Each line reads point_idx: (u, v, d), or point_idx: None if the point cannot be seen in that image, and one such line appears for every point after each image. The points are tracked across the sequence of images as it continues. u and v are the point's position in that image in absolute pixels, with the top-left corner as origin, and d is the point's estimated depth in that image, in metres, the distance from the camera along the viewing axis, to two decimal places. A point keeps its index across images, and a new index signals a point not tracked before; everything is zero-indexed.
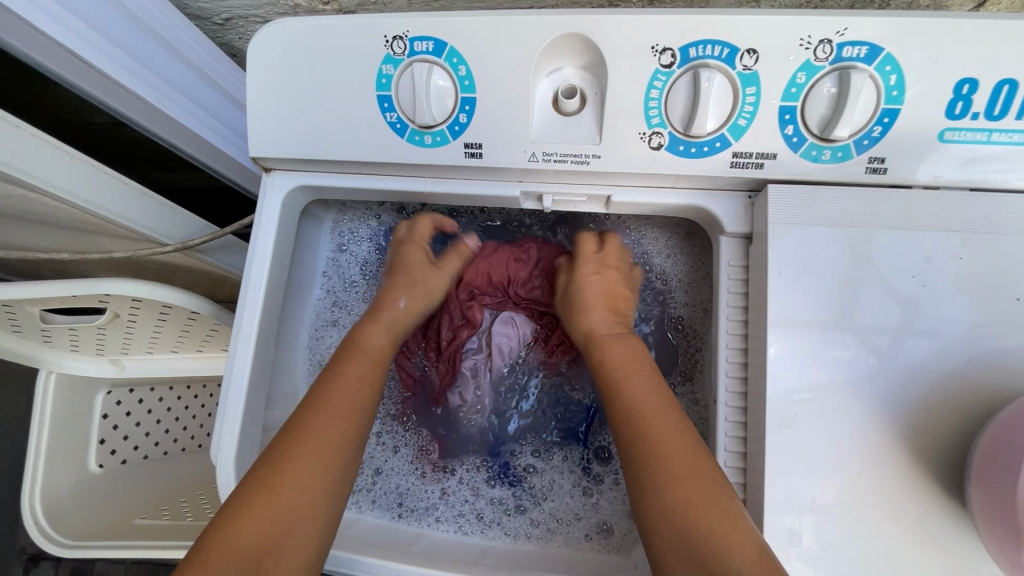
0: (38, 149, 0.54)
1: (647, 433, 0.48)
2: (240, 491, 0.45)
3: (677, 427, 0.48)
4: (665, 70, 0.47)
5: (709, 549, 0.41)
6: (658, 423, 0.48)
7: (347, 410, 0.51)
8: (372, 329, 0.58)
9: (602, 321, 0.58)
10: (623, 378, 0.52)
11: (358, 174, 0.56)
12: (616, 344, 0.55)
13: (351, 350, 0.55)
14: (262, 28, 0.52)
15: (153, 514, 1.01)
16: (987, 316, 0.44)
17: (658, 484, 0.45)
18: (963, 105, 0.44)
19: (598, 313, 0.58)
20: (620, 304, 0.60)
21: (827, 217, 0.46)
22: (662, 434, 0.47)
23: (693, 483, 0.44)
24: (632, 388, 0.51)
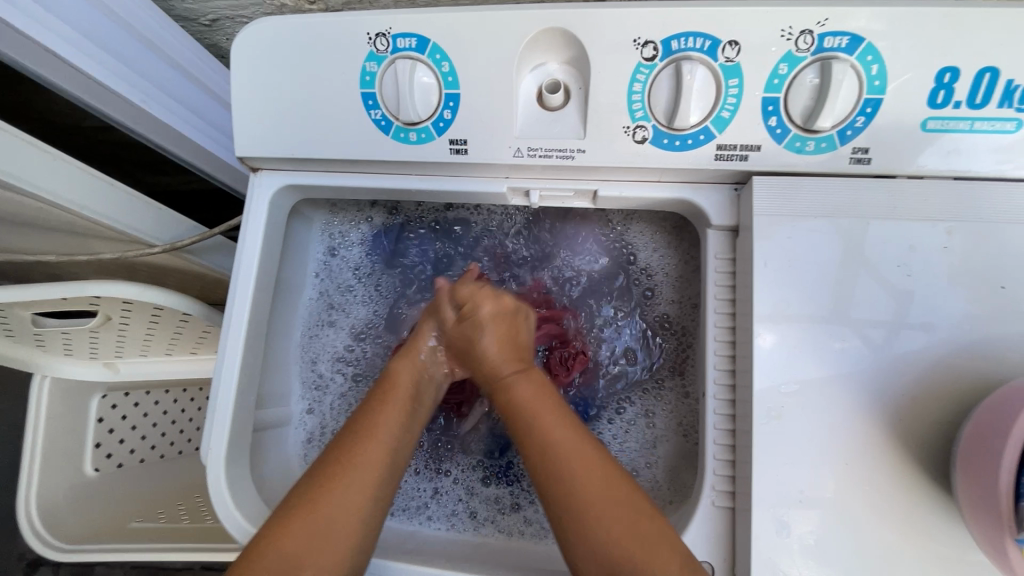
0: (17, 147, 0.54)
1: (563, 475, 0.47)
2: (290, 499, 0.48)
3: (587, 462, 0.47)
4: (648, 64, 0.47)
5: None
6: (578, 461, 0.47)
7: (394, 436, 0.52)
8: (408, 367, 0.57)
9: (502, 356, 0.55)
10: (536, 413, 0.50)
11: (344, 172, 0.56)
12: (523, 382, 0.53)
13: (388, 381, 0.56)
14: (245, 27, 0.52)
15: (149, 516, 1.00)
16: (972, 304, 0.44)
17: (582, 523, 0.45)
18: (945, 94, 0.44)
19: (491, 340, 0.55)
20: (513, 321, 0.57)
21: (813, 209, 0.46)
22: (581, 468, 0.47)
23: (615, 513, 0.45)
24: (547, 427, 0.49)
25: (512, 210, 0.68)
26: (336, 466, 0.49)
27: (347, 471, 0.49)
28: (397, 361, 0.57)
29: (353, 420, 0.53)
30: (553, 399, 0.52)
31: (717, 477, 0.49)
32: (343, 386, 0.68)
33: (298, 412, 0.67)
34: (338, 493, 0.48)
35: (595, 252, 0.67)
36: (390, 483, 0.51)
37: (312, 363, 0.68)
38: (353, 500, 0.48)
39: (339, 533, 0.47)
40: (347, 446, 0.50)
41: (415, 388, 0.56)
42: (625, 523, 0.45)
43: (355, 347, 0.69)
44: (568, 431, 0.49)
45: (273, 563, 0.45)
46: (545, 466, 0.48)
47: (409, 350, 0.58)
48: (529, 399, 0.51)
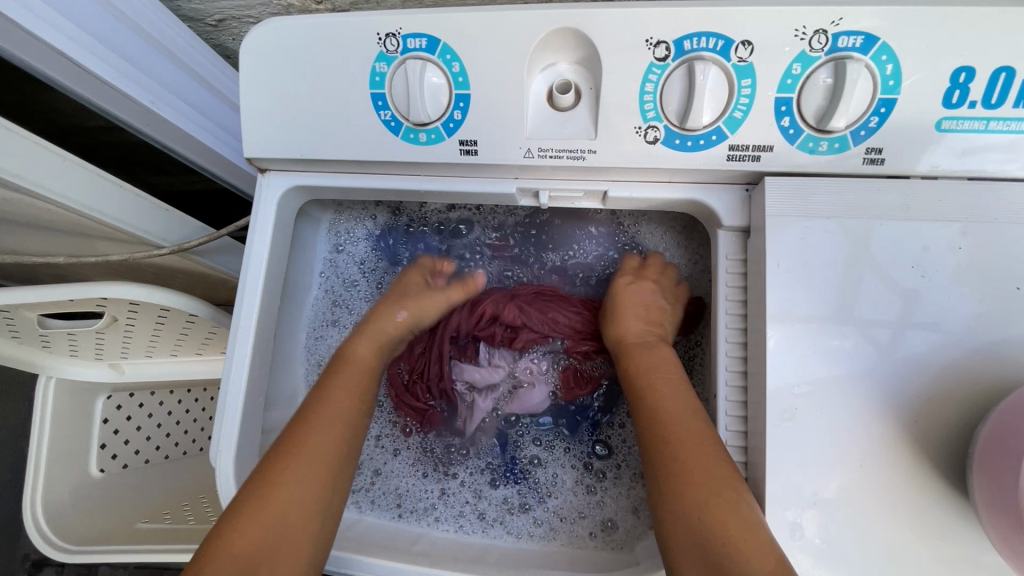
0: (25, 149, 0.54)
1: (671, 440, 0.48)
2: (241, 497, 0.47)
3: (702, 435, 0.48)
4: (660, 64, 0.46)
5: (729, 555, 0.41)
6: (688, 429, 0.48)
7: (345, 422, 0.53)
8: (362, 344, 0.59)
9: (637, 331, 0.57)
10: (652, 380, 0.53)
11: (353, 173, 0.56)
12: (648, 352, 0.55)
13: (343, 359, 0.58)
14: (254, 28, 0.51)
15: (155, 517, 0.98)
16: (986, 305, 0.44)
17: (677, 485, 0.46)
18: (959, 94, 0.44)
19: (631, 325, 0.57)
20: (655, 308, 0.58)
21: (825, 209, 0.46)
22: (688, 435, 0.48)
23: (713, 482, 0.44)
24: (661, 396, 0.51)
25: (514, 210, 0.68)
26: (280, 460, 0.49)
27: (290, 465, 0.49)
28: (354, 337, 0.60)
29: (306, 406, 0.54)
30: (682, 377, 0.53)
31: None
32: None
33: None
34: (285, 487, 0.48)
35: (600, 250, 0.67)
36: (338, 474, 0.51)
37: (317, 364, 0.68)
38: (301, 491, 0.48)
39: (294, 526, 0.47)
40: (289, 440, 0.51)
41: (369, 365, 0.58)
42: (724, 501, 0.43)
43: None
44: (685, 402, 0.50)
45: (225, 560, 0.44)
46: (660, 427, 0.49)
47: (364, 328, 0.60)
48: (655, 364, 0.54)
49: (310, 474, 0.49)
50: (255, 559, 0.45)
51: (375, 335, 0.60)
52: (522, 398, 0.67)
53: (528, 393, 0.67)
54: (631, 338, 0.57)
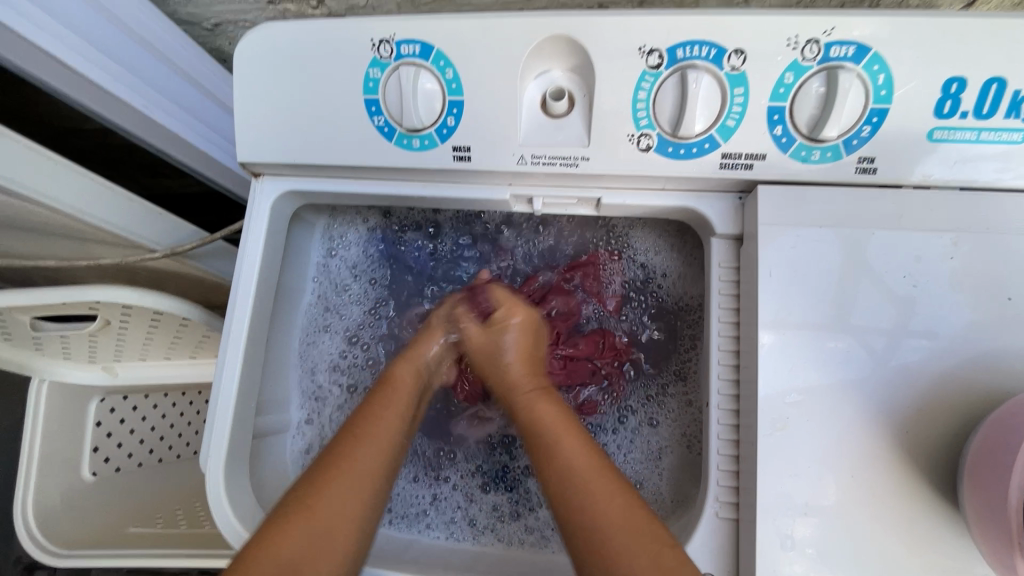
0: (17, 154, 0.54)
1: (585, 501, 0.43)
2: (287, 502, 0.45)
3: (607, 482, 0.44)
4: (653, 72, 0.46)
5: None
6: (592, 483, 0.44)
7: (392, 439, 0.51)
8: (408, 368, 0.56)
9: (520, 366, 0.55)
10: (555, 431, 0.48)
11: (347, 179, 0.56)
12: (542, 401, 0.52)
13: (388, 382, 0.54)
14: (248, 33, 0.51)
15: (146, 522, 0.98)
16: (978, 314, 0.44)
17: (609, 547, 0.41)
18: (951, 105, 0.44)
19: (513, 348, 0.56)
20: (536, 342, 0.58)
21: (818, 218, 0.46)
22: (598, 499, 0.43)
23: (626, 530, 0.41)
24: (566, 448, 0.46)
25: (514, 216, 0.68)
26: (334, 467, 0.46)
27: (343, 475, 0.46)
28: (398, 363, 0.56)
29: (350, 420, 0.51)
30: (564, 416, 0.50)
31: (721, 487, 0.49)
32: (340, 397, 0.68)
33: (297, 420, 0.66)
34: (339, 494, 0.45)
35: (583, 246, 0.67)
36: (384, 487, 0.49)
37: (310, 371, 0.68)
38: (348, 505, 0.45)
39: (338, 536, 0.44)
40: (346, 450, 0.48)
41: (414, 393, 0.55)
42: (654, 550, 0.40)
43: (349, 354, 0.69)
44: (587, 456, 0.45)
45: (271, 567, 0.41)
46: (563, 493, 0.44)
47: (411, 353, 0.57)
48: (546, 414, 0.50)
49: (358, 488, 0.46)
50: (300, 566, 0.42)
51: (418, 362, 0.57)
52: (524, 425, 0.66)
53: None
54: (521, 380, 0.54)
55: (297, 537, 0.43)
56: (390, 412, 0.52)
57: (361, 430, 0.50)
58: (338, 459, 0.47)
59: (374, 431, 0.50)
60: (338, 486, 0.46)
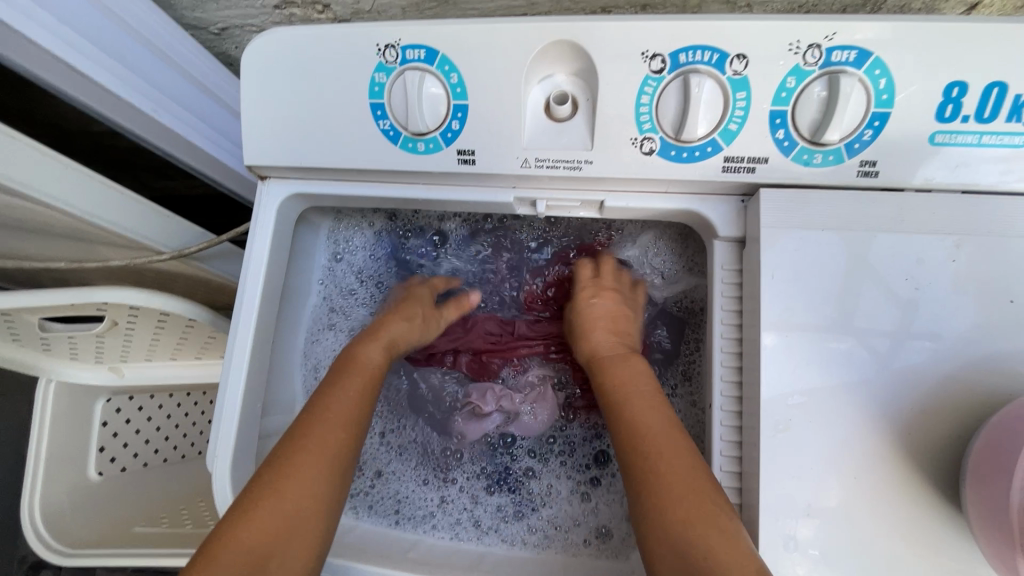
0: (29, 157, 0.55)
1: (649, 452, 0.48)
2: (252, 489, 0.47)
3: (676, 440, 0.48)
4: (655, 76, 0.47)
5: (704, 562, 0.41)
6: (660, 436, 0.49)
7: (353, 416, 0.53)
8: (369, 347, 0.59)
9: (604, 337, 0.58)
10: (627, 394, 0.53)
11: (352, 182, 0.56)
12: (624, 363, 0.56)
13: (349, 360, 0.57)
14: (255, 37, 0.52)
15: (152, 522, 1.00)
16: (980, 317, 0.44)
17: (665, 492, 0.45)
18: (953, 109, 0.44)
19: (597, 322, 0.59)
20: (619, 319, 0.59)
21: (820, 221, 0.46)
22: (662, 448, 0.48)
23: (683, 487, 0.45)
24: (637, 408, 0.51)
25: (518, 219, 0.68)
26: (295, 456, 0.49)
27: (302, 459, 0.49)
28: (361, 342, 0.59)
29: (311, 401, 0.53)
30: (649, 381, 0.54)
31: (723, 488, 0.49)
32: None
33: None
34: (301, 481, 0.48)
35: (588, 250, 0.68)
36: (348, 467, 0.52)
37: (315, 371, 0.68)
38: (309, 486, 0.48)
39: (301, 519, 0.47)
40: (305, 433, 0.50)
41: (378, 371, 0.58)
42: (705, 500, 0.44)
43: None
44: (660, 416, 0.50)
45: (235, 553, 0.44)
46: (633, 444, 0.49)
47: (375, 333, 0.60)
48: (621, 377, 0.54)
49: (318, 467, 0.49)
50: (265, 553, 0.45)
51: (385, 339, 0.60)
52: (520, 422, 0.67)
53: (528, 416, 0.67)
54: (600, 352, 0.58)
55: (261, 528, 0.45)
56: (349, 392, 0.54)
57: (319, 412, 0.52)
58: (299, 448, 0.49)
59: (331, 412, 0.52)
60: (301, 471, 0.48)
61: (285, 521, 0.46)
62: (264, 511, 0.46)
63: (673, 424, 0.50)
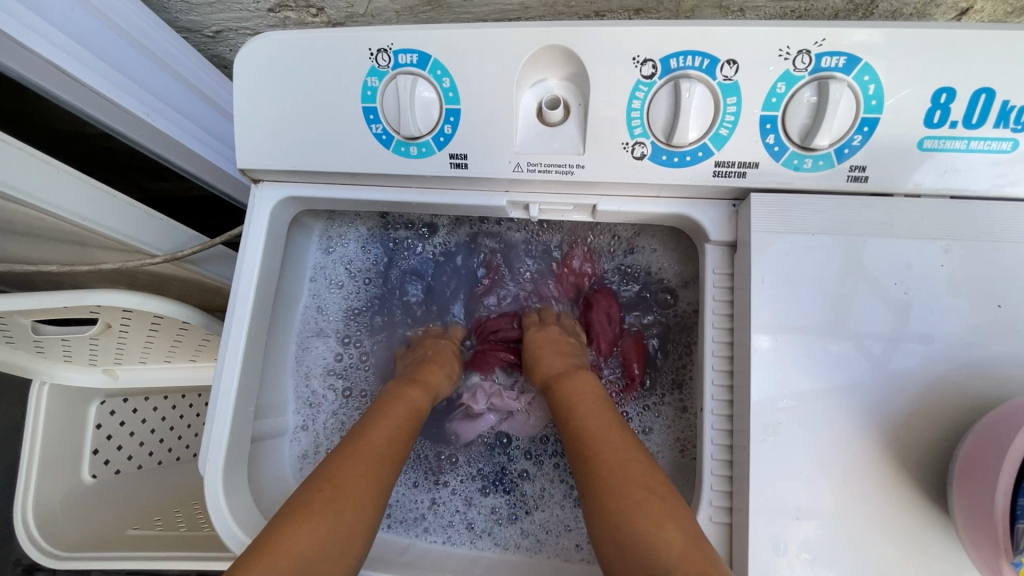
0: (23, 162, 0.55)
1: (595, 453, 0.49)
2: (302, 500, 0.47)
3: (619, 441, 0.50)
4: (647, 81, 0.47)
5: (641, 548, 0.42)
6: (605, 435, 0.51)
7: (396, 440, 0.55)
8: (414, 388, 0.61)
9: (554, 362, 0.62)
10: (574, 403, 0.56)
11: (344, 185, 0.57)
12: (579, 376, 0.59)
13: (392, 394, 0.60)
14: (247, 42, 0.52)
15: (145, 524, 0.98)
16: (968, 321, 0.44)
17: (609, 484, 0.47)
18: (941, 114, 0.45)
19: (546, 349, 0.64)
20: (567, 344, 0.64)
21: (810, 226, 0.47)
22: (606, 446, 0.50)
23: (641, 489, 0.46)
24: (582, 416, 0.54)
25: (516, 220, 0.68)
26: (349, 472, 0.50)
27: (355, 476, 0.50)
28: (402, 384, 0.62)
29: (357, 425, 0.55)
30: (597, 393, 0.57)
31: (714, 491, 0.49)
32: (335, 403, 0.69)
33: (292, 426, 0.67)
34: (357, 496, 0.49)
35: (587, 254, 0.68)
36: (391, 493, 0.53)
37: (305, 375, 0.68)
38: (362, 503, 0.49)
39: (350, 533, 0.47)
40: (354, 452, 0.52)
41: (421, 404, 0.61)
42: (645, 492, 0.46)
43: (344, 357, 0.70)
44: (602, 419, 0.53)
45: (287, 560, 0.43)
46: (579, 448, 0.51)
47: (421, 378, 0.63)
48: (573, 393, 0.57)
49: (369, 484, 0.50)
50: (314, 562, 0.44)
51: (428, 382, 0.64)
52: (517, 422, 0.68)
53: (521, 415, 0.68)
54: (550, 375, 0.61)
55: (314, 532, 0.45)
56: (399, 420, 0.57)
57: (371, 433, 0.54)
58: (355, 464, 0.50)
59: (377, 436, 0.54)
60: (358, 488, 0.49)
61: (339, 532, 0.46)
62: (321, 520, 0.46)
63: (617, 426, 0.52)
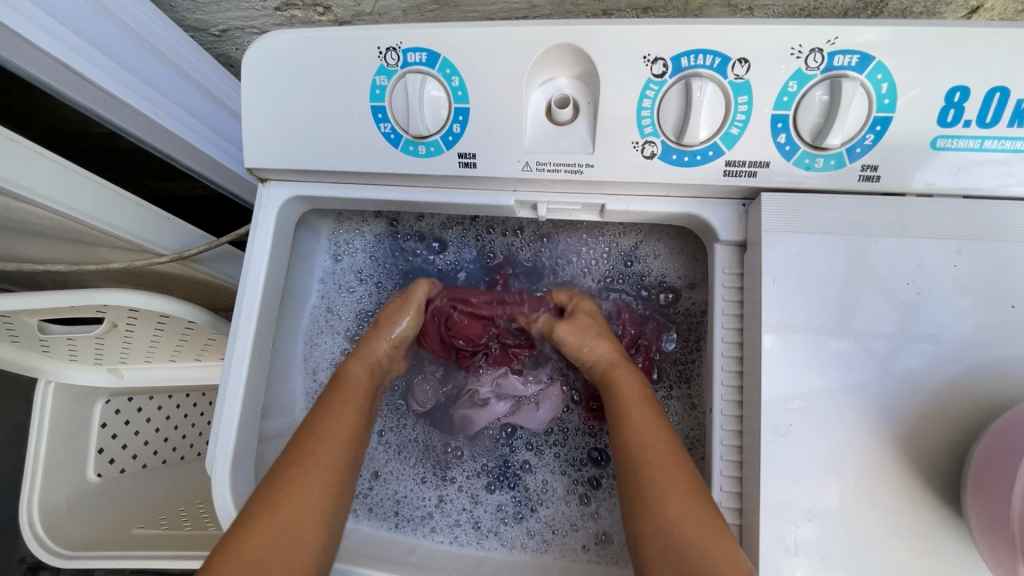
0: (29, 160, 0.55)
1: (644, 460, 0.49)
2: (251, 502, 0.47)
3: (667, 447, 0.50)
4: (657, 80, 0.47)
5: (693, 561, 0.42)
6: (651, 439, 0.50)
7: (348, 431, 0.54)
8: (356, 365, 0.59)
9: (601, 348, 0.59)
10: (625, 403, 0.54)
11: (352, 185, 0.56)
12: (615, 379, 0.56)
13: (339, 377, 0.58)
14: (256, 40, 0.52)
15: (151, 523, 1.00)
16: (981, 322, 0.44)
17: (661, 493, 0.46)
18: (954, 113, 0.44)
19: (593, 339, 0.60)
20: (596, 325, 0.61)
21: (822, 225, 0.46)
22: (653, 452, 0.49)
23: (686, 501, 0.45)
24: (632, 417, 0.52)
25: (517, 221, 0.67)
26: (290, 471, 0.49)
27: (303, 472, 0.49)
28: (350, 360, 0.60)
29: (309, 416, 0.54)
30: (642, 391, 0.55)
31: (723, 492, 0.49)
32: None
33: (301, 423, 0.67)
34: (298, 492, 0.48)
35: (590, 253, 0.67)
36: (346, 485, 0.52)
37: (314, 373, 0.68)
38: (310, 498, 0.48)
39: (299, 529, 0.46)
40: (301, 448, 0.51)
41: (366, 383, 0.59)
42: (692, 501, 0.45)
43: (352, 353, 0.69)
44: (653, 424, 0.51)
45: (238, 565, 0.43)
46: (629, 450, 0.50)
47: (359, 352, 0.61)
48: (622, 389, 0.55)
49: (319, 477, 0.49)
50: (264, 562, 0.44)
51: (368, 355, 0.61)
52: (525, 415, 0.66)
53: (534, 411, 0.66)
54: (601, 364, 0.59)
55: (260, 533, 0.45)
56: (344, 409, 0.55)
57: (315, 427, 0.53)
58: (295, 461, 0.50)
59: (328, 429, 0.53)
60: (298, 483, 0.48)
61: (280, 529, 0.46)
62: (260, 523, 0.45)
63: (665, 431, 0.51)
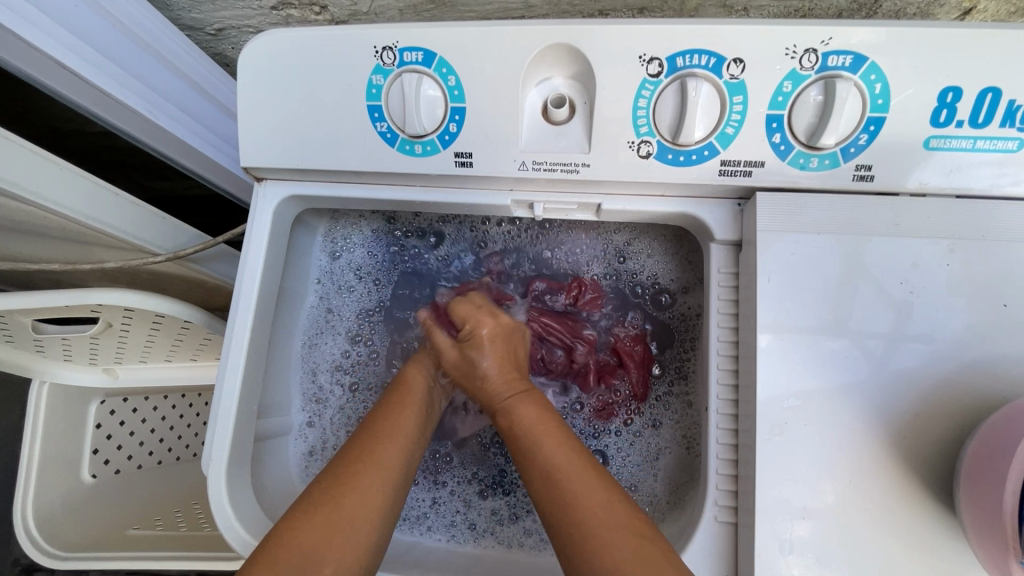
0: (23, 158, 0.54)
1: (571, 504, 0.45)
2: (309, 494, 0.48)
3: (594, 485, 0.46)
4: (653, 80, 0.47)
5: None
6: (573, 480, 0.47)
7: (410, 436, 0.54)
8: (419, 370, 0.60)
9: (498, 379, 0.56)
10: (534, 442, 0.50)
11: (348, 184, 0.56)
12: (523, 406, 0.54)
13: (400, 383, 0.58)
14: (252, 39, 0.52)
15: (146, 523, 0.98)
16: (974, 320, 0.44)
17: (594, 542, 0.43)
18: (947, 114, 0.45)
19: (490, 365, 0.56)
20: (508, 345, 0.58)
21: (816, 225, 0.47)
22: (578, 493, 0.46)
23: (625, 543, 0.43)
24: (545, 455, 0.49)
25: (514, 220, 0.67)
26: (352, 467, 0.49)
27: (364, 469, 0.49)
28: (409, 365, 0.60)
29: (370, 418, 0.55)
30: (551, 423, 0.52)
31: (718, 491, 0.49)
32: (342, 399, 0.68)
33: (298, 423, 0.67)
34: (358, 488, 0.48)
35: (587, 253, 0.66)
36: (403, 486, 0.52)
37: (312, 373, 0.68)
38: (371, 494, 0.48)
39: (359, 524, 0.47)
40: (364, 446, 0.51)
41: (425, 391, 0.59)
42: (631, 542, 0.43)
43: (352, 354, 0.69)
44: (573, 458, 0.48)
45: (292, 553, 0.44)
46: (546, 494, 0.47)
47: (418, 356, 0.61)
48: (530, 424, 0.52)
49: (381, 475, 0.50)
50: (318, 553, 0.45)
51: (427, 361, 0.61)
52: None
53: None
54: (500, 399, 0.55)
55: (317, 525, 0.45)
56: (406, 413, 0.56)
57: (379, 429, 0.53)
58: (357, 458, 0.50)
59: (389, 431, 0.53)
60: (359, 479, 0.49)
61: (339, 525, 0.46)
62: (320, 513, 0.46)
63: (588, 465, 0.48)
